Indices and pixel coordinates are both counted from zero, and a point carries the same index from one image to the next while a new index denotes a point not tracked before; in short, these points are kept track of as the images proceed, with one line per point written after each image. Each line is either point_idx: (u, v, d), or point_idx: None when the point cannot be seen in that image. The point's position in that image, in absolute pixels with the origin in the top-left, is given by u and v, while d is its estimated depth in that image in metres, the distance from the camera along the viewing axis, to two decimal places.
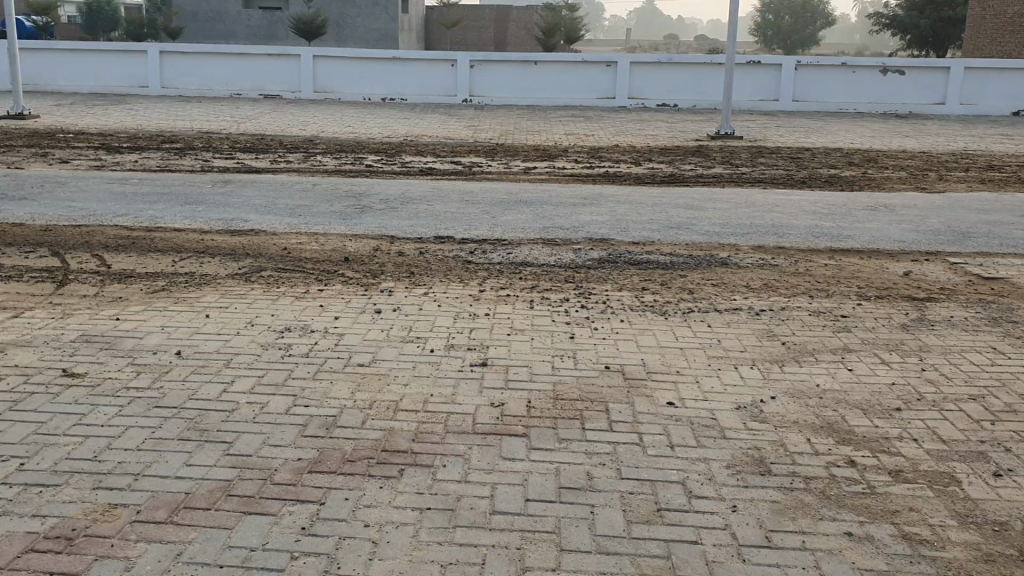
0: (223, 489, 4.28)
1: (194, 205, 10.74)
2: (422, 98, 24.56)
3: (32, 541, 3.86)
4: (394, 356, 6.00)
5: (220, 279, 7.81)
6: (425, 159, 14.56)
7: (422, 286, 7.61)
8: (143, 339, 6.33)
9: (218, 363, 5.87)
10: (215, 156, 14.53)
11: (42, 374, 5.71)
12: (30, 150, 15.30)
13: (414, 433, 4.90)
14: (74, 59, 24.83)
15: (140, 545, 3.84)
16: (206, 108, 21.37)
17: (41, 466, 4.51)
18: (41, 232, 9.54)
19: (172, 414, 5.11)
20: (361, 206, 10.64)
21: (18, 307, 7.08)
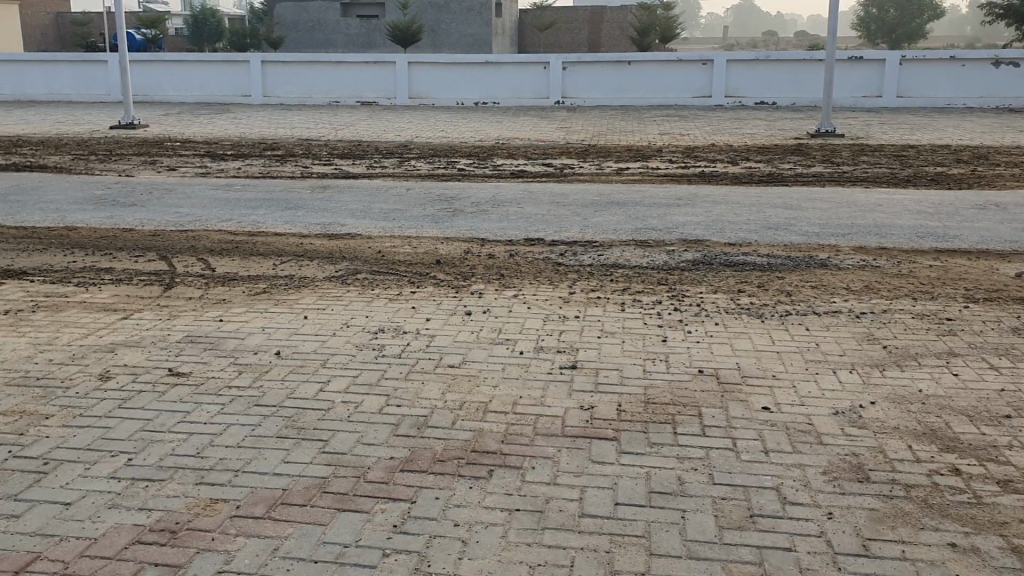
0: (319, 486, 4.39)
1: (294, 210, 11.05)
2: (515, 101, 24.68)
3: (139, 533, 4.03)
4: (485, 357, 6.05)
5: (317, 281, 8.01)
6: (518, 161, 14.64)
7: (512, 288, 7.65)
8: (244, 339, 6.54)
9: (315, 363, 6.02)
10: (313, 162, 14.90)
11: (149, 373, 5.95)
12: (141, 158, 15.99)
13: (504, 434, 4.93)
14: (181, 71, 25.77)
15: (239, 540, 3.96)
16: (306, 116, 21.96)
17: (147, 462, 4.71)
18: (150, 237, 9.96)
19: (271, 412, 5.26)
20: (454, 209, 10.76)
21: (128, 309, 7.41)
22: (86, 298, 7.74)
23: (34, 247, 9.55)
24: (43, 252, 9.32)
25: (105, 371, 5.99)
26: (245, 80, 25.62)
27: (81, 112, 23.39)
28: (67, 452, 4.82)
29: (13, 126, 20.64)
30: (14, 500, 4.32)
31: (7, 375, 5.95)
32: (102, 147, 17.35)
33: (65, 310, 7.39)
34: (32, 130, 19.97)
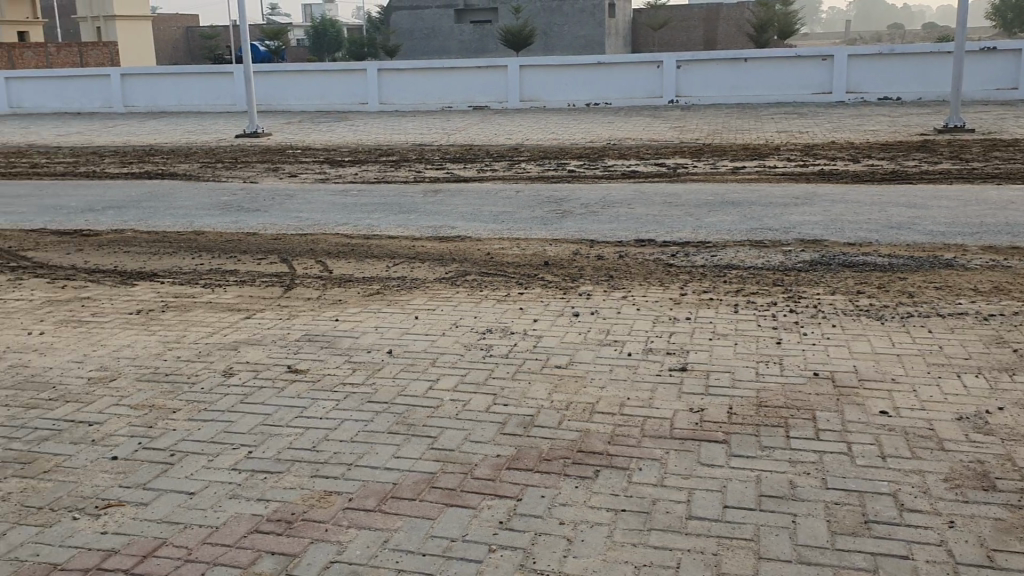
0: (428, 481, 4.48)
1: (407, 214, 11.29)
2: (627, 101, 24.53)
3: (258, 522, 4.20)
4: (593, 358, 6.05)
5: (428, 283, 8.16)
6: (630, 162, 14.55)
7: (621, 290, 7.61)
8: (358, 339, 6.72)
9: (425, 362, 6.14)
10: (427, 167, 15.18)
11: (269, 370, 6.19)
12: (264, 165, 16.65)
13: (611, 435, 4.92)
14: (302, 80, 26.64)
15: (351, 531, 4.08)
16: (420, 121, 22.38)
17: (266, 454, 4.90)
18: (271, 241, 10.34)
19: (382, 409, 5.40)
20: (564, 211, 10.78)
21: (250, 309, 7.73)
22: (212, 298, 8.11)
23: (165, 250, 10.07)
24: (173, 255, 9.81)
25: (228, 368, 6.26)
26: (362, 88, 26.26)
27: (209, 122, 24.48)
28: (192, 444, 5.07)
29: (147, 137, 21.78)
30: (144, 488, 4.57)
31: (140, 370, 6.29)
32: (228, 155, 18.11)
33: (193, 310, 7.75)
34: (164, 140, 21.01)
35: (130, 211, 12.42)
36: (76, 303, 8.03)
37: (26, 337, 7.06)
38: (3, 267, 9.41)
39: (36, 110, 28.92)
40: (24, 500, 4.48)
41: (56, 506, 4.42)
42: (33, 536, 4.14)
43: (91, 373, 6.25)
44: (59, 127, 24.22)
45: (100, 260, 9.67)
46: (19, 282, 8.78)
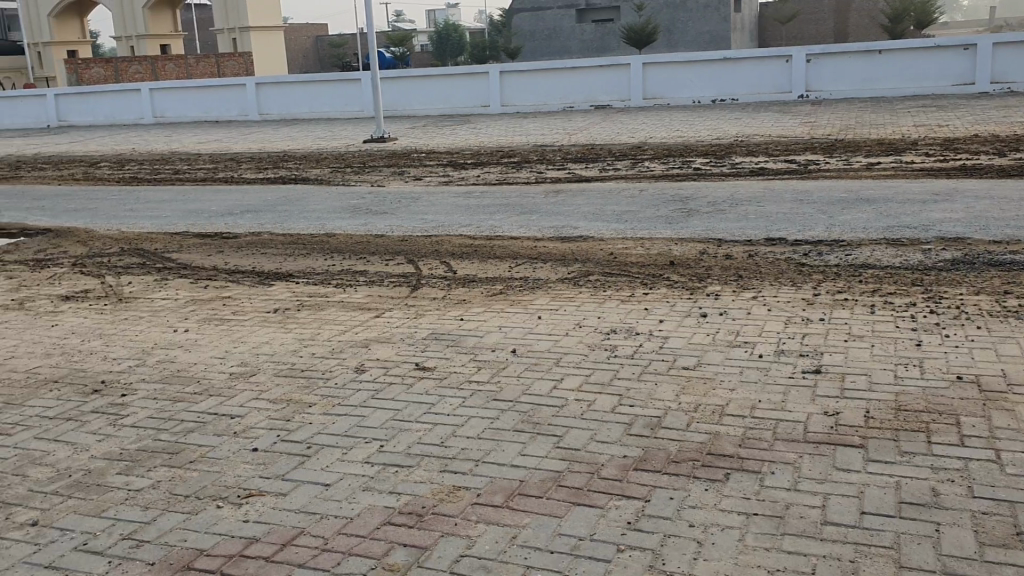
0: (555, 480, 4.48)
1: (529, 215, 11.35)
2: (754, 97, 24.02)
3: (390, 515, 4.30)
4: (722, 359, 5.94)
5: (551, 283, 8.19)
6: (757, 159, 14.22)
7: (750, 290, 7.45)
8: (484, 338, 6.80)
9: (549, 361, 6.15)
10: (548, 168, 15.19)
11: (399, 367, 6.34)
12: (390, 169, 17.05)
13: (741, 438, 4.82)
14: (426, 85, 27.13)
15: (480, 526, 4.13)
16: (542, 122, 22.46)
17: (397, 449, 5.02)
18: (399, 242, 10.57)
19: (508, 407, 5.44)
20: (689, 210, 10.62)
21: (379, 308, 7.92)
22: (344, 298, 8.35)
23: (299, 252, 10.44)
24: (306, 257, 10.17)
25: (360, 365, 6.44)
26: (485, 90, 26.55)
27: (339, 128, 25.22)
28: (326, 437, 5.24)
29: (280, 143, 22.62)
30: (282, 479, 4.75)
31: (277, 366, 6.54)
32: (356, 160, 18.61)
33: (326, 309, 8.00)
34: (296, 146, 21.77)
35: (266, 214, 12.92)
36: (218, 302, 8.41)
37: (172, 334, 7.44)
38: (150, 268, 9.95)
39: (178, 120, 30.43)
40: (172, 488, 4.72)
41: (202, 494, 4.64)
42: (181, 523, 4.36)
43: (232, 368, 6.54)
44: (199, 135, 25.43)
45: (238, 261, 10.10)
46: (166, 282, 9.26)
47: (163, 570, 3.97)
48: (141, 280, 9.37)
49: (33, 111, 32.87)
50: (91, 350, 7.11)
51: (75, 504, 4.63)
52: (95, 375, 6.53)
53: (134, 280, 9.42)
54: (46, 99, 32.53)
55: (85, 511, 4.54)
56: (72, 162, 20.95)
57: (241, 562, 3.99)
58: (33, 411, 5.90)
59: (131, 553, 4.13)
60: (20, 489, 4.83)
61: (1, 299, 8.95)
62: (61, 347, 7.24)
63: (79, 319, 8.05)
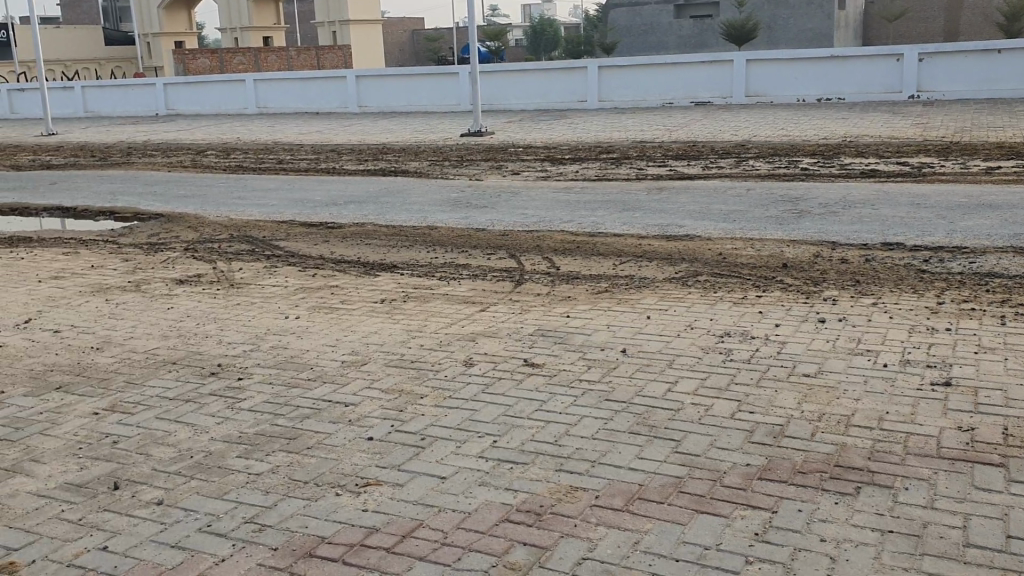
0: (675, 485, 4.37)
1: (632, 212, 11.19)
2: (862, 96, 23.35)
3: (507, 512, 4.26)
4: (845, 368, 5.73)
5: (658, 282, 8.04)
6: (867, 160, 13.76)
7: (869, 296, 7.20)
8: (592, 336, 6.71)
9: (662, 362, 6.03)
10: (649, 164, 14.97)
11: (507, 362, 6.30)
12: (488, 163, 17.05)
13: (870, 451, 4.63)
14: (524, 79, 27.14)
15: (600, 529, 4.05)
16: (640, 118, 22.20)
17: (510, 445, 4.98)
18: (501, 237, 10.55)
19: (622, 408, 5.34)
20: (800, 211, 10.32)
21: (484, 302, 7.91)
22: (448, 291, 8.36)
23: (402, 243, 10.52)
24: (409, 248, 10.22)
25: (469, 358, 6.43)
26: (582, 85, 26.30)
27: (436, 121, 25.37)
28: (440, 430, 5.24)
29: (380, 135, 22.91)
30: (399, 470, 4.77)
31: (387, 356, 6.58)
32: (454, 154, 18.69)
33: (431, 301, 8.03)
34: (395, 138, 22.01)
35: (369, 205, 13.07)
36: (326, 290, 8.52)
37: (283, 321, 7.56)
38: (260, 255, 10.15)
39: (280, 111, 31.12)
40: (291, 473, 4.79)
41: (320, 481, 4.68)
42: (302, 509, 4.41)
43: (343, 357, 6.60)
44: (302, 126, 25.98)
45: (343, 251, 10.23)
46: (275, 269, 9.42)
47: (285, 556, 4.01)
48: (250, 267, 9.56)
49: (144, 99, 34.06)
50: (206, 333, 7.27)
51: (198, 484, 4.72)
52: (211, 358, 6.67)
53: (244, 266, 9.63)
54: (156, 88, 33.64)
55: (208, 492, 4.62)
56: (181, 150, 21.61)
57: (362, 552, 4.01)
58: (153, 391, 6.05)
59: (254, 537, 4.18)
60: (145, 467, 4.94)
61: (119, 281, 9.24)
62: (178, 330, 7.41)
63: (193, 302, 8.25)
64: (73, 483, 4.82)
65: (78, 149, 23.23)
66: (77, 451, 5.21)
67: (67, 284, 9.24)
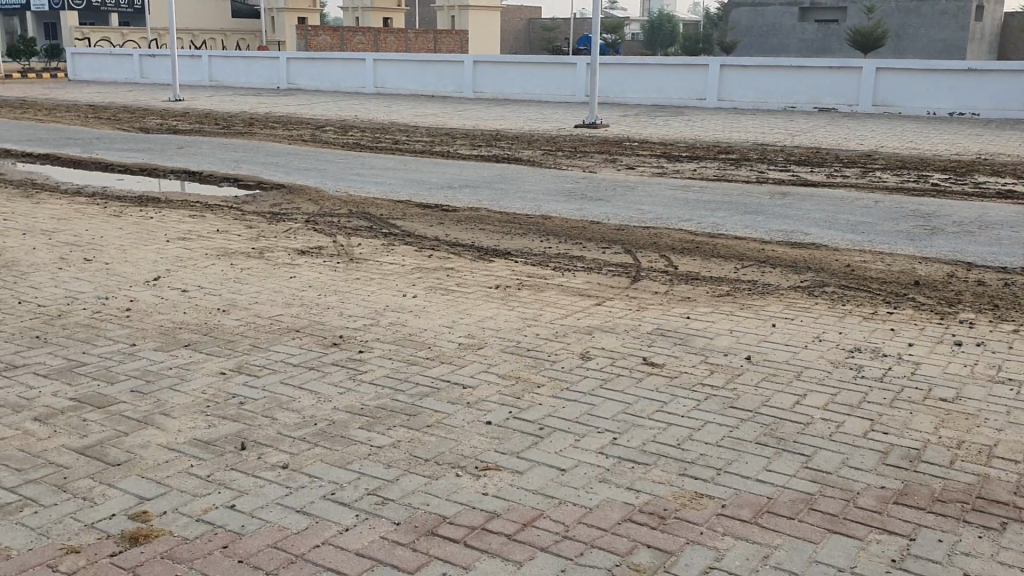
0: (806, 502, 4.24)
1: (753, 215, 10.93)
2: (998, 112, 22.25)
3: (630, 512, 4.19)
4: (985, 396, 5.45)
5: (783, 290, 7.83)
6: (1003, 180, 13.16)
7: (1010, 322, 6.85)
8: (714, 340, 6.56)
9: (789, 373, 5.86)
10: (770, 168, 14.62)
11: (626, 359, 6.20)
12: (603, 156, 16.90)
13: (1015, 486, 4.38)
14: (643, 74, 26.90)
15: (728, 539, 3.95)
16: (760, 120, 21.71)
17: (631, 444, 4.90)
18: (616, 231, 10.44)
19: (748, 416, 5.20)
20: (933, 227, 9.92)
21: (601, 296, 7.82)
22: (564, 282, 8.30)
23: (516, 231, 10.51)
24: (524, 237, 10.19)
25: (586, 352, 6.36)
26: (702, 83, 25.96)
27: (550, 111, 25.31)
28: (559, 421, 5.20)
29: (494, 121, 22.97)
30: (518, 457, 4.75)
31: (504, 342, 6.56)
32: (568, 145, 18.61)
33: (547, 291, 7.98)
34: (509, 125, 22.07)
35: (484, 190, 13.13)
36: (442, 272, 8.57)
37: (400, 299, 7.62)
38: (377, 232, 10.28)
39: (396, 92, 31.56)
40: (412, 449, 4.81)
41: (441, 460, 4.69)
42: (423, 486, 4.43)
43: (460, 339, 6.61)
44: (418, 108, 26.28)
45: (458, 234, 10.28)
46: (392, 247, 9.53)
47: (407, 532, 4.03)
48: (369, 243, 9.70)
49: (266, 72, 35.02)
50: (328, 305, 7.39)
51: (322, 452, 4.78)
52: (333, 329, 6.77)
53: (363, 241, 9.77)
54: (279, 62, 34.52)
55: (331, 460, 4.68)
56: (299, 124, 22.11)
57: (484, 536, 4.00)
58: (277, 356, 6.17)
59: (377, 509, 4.21)
60: (270, 430, 5.04)
61: (244, 247, 9.48)
62: (300, 299, 7.55)
63: (314, 273, 8.40)
64: (201, 439, 4.94)
65: (204, 116, 24.02)
66: (205, 409, 5.34)
67: (194, 245, 9.52)
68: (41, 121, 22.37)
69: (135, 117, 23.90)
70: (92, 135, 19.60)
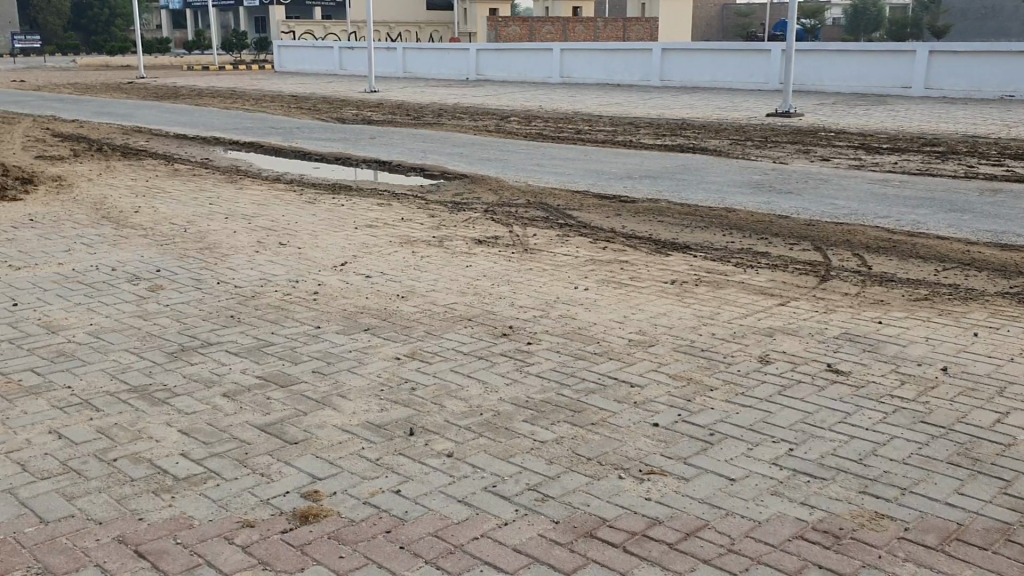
0: (1002, 532, 3.87)
1: (958, 213, 10.16)
2: None
3: (802, 529, 3.96)
4: None
5: (989, 296, 7.20)
6: None
7: None
8: (906, 348, 6.11)
9: (990, 388, 5.37)
10: (981, 162, 13.57)
11: (808, 365, 5.88)
12: (795, 146, 16.21)
13: None
14: (843, 61, 25.63)
15: (909, 566, 3.66)
16: (973, 110, 20.17)
17: (807, 456, 4.64)
18: (804, 227, 9.97)
19: (940, 433, 4.81)
20: None
21: (784, 296, 7.46)
22: (745, 279, 7.99)
23: (697, 224, 10.22)
24: (705, 230, 9.91)
25: (764, 355, 6.08)
26: (908, 70, 24.46)
27: (741, 99, 24.54)
28: (731, 427, 4.99)
29: (680, 110, 22.50)
30: (685, 462, 4.59)
31: (676, 341, 6.38)
32: (758, 134, 17.95)
33: (726, 288, 7.71)
34: (695, 114, 21.56)
35: (666, 182, 12.88)
36: (617, 265, 8.46)
37: (574, 291, 7.57)
38: (555, 223, 10.28)
39: (583, 82, 31.51)
40: (575, 447, 4.75)
41: (604, 460, 4.61)
42: (585, 486, 4.36)
43: (632, 335, 6.49)
44: (603, 97, 26.11)
45: (636, 226, 10.11)
46: (567, 238, 9.50)
47: (565, 532, 3.98)
48: (545, 233, 9.71)
49: (456, 64, 35.84)
50: (502, 295, 7.43)
51: (486, 443, 4.80)
52: (505, 319, 6.81)
53: (539, 232, 9.79)
54: (469, 53, 35.23)
55: (495, 452, 4.70)
56: (486, 115, 22.46)
57: (644, 542, 3.88)
58: (450, 344, 6.27)
59: (537, 506, 4.18)
60: (438, 418, 5.11)
61: (426, 235, 9.72)
62: (475, 288, 7.65)
63: (490, 262, 8.50)
64: (372, 423, 5.07)
65: (396, 106, 24.87)
66: (379, 392, 5.49)
67: (379, 233, 9.85)
68: (250, 110, 23.85)
69: (334, 107, 25.07)
70: (293, 124, 20.68)
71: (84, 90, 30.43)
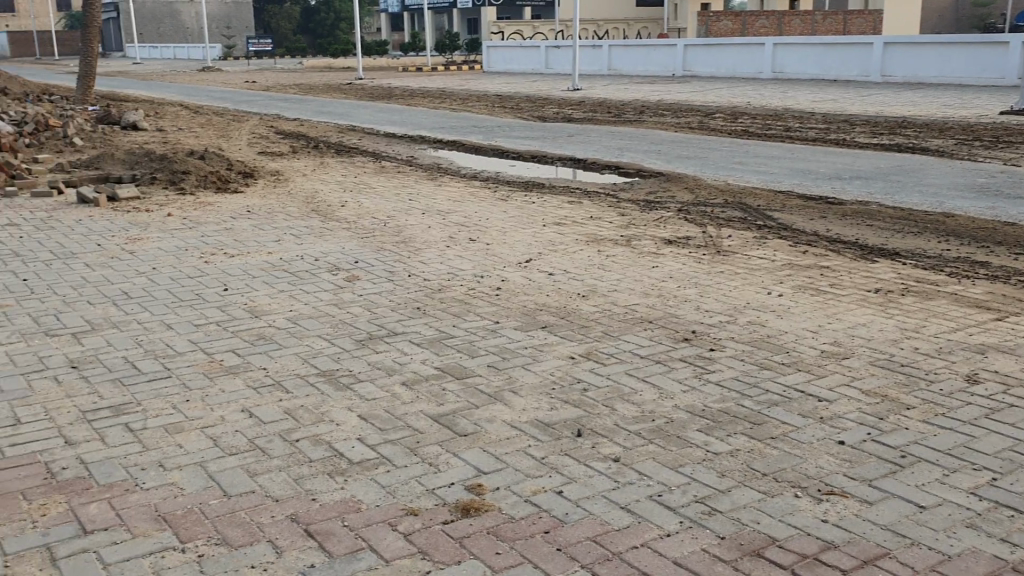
0: None
1: None
2: None
3: (998, 568, 3.58)
4: None
5: None
6: None
7: None
8: None
9: None
10: None
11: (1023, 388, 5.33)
12: None
13: None
14: None
15: None
16: None
17: (1013, 488, 4.19)
18: None
19: None
20: None
21: (1003, 310, 6.81)
22: (958, 290, 7.37)
23: (908, 229, 9.55)
24: (917, 236, 9.23)
25: (973, 374, 5.57)
26: None
27: (971, 96, 22.75)
28: (925, 450, 4.59)
29: (900, 107, 21.15)
30: (870, 485, 4.27)
31: (873, 354, 5.97)
32: (988, 134, 16.57)
33: (936, 300, 7.13)
34: (918, 112, 20.17)
35: (878, 183, 12.13)
36: (816, 270, 8.03)
37: (765, 297, 7.25)
38: (751, 224, 9.91)
39: (796, 78, 30.28)
40: (750, 461, 4.53)
41: (780, 477, 4.37)
42: (756, 502, 4.14)
43: (824, 346, 6.13)
44: (816, 93, 24.93)
45: (840, 230, 9.57)
46: (763, 241, 9.13)
47: (730, 548, 3.79)
48: (740, 235, 9.37)
49: (663, 60, 35.41)
50: (688, 298, 7.23)
51: (655, 450, 4.67)
52: (688, 323, 6.61)
53: (734, 234, 9.46)
54: (676, 49, 34.73)
55: (664, 460, 4.56)
56: (690, 112, 22.01)
57: (816, 567, 3.64)
58: (628, 346, 6.15)
59: (703, 519, 4.02)
60: (609, 421, 5.02)
61: (616, 234, 9.63)
62: (660, 289, 7.49)
63: (679, 264, 8.29)
64: (542, 420, 5.06)
65: (598, 104, 24.88)
66: (552, 391, 5.46)
67: (567, 231, 9.85)
68: (457, 109, 24.59)
69: (538, 106, 25.41)
70: (497, 122, 21.13)
71: (308, 91, 32.45)
